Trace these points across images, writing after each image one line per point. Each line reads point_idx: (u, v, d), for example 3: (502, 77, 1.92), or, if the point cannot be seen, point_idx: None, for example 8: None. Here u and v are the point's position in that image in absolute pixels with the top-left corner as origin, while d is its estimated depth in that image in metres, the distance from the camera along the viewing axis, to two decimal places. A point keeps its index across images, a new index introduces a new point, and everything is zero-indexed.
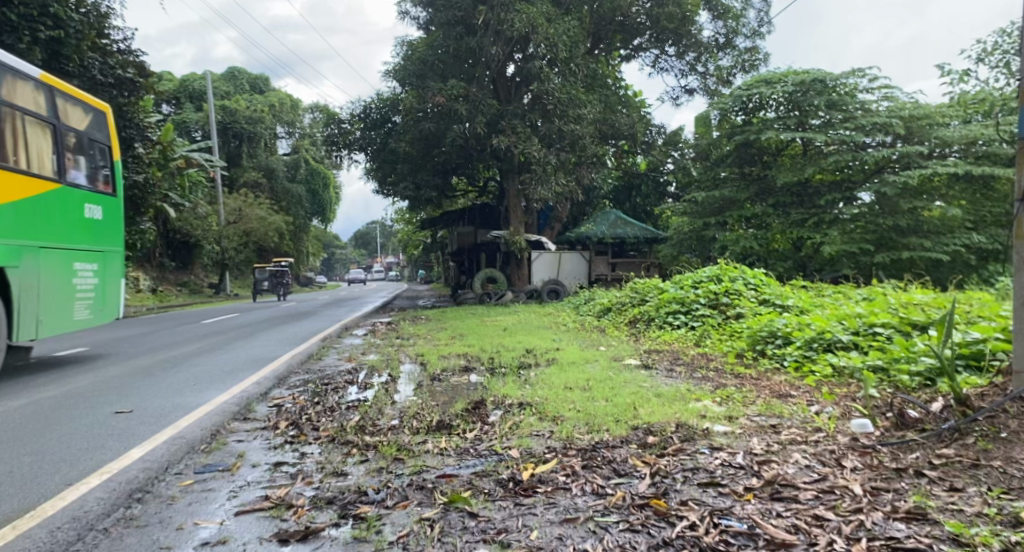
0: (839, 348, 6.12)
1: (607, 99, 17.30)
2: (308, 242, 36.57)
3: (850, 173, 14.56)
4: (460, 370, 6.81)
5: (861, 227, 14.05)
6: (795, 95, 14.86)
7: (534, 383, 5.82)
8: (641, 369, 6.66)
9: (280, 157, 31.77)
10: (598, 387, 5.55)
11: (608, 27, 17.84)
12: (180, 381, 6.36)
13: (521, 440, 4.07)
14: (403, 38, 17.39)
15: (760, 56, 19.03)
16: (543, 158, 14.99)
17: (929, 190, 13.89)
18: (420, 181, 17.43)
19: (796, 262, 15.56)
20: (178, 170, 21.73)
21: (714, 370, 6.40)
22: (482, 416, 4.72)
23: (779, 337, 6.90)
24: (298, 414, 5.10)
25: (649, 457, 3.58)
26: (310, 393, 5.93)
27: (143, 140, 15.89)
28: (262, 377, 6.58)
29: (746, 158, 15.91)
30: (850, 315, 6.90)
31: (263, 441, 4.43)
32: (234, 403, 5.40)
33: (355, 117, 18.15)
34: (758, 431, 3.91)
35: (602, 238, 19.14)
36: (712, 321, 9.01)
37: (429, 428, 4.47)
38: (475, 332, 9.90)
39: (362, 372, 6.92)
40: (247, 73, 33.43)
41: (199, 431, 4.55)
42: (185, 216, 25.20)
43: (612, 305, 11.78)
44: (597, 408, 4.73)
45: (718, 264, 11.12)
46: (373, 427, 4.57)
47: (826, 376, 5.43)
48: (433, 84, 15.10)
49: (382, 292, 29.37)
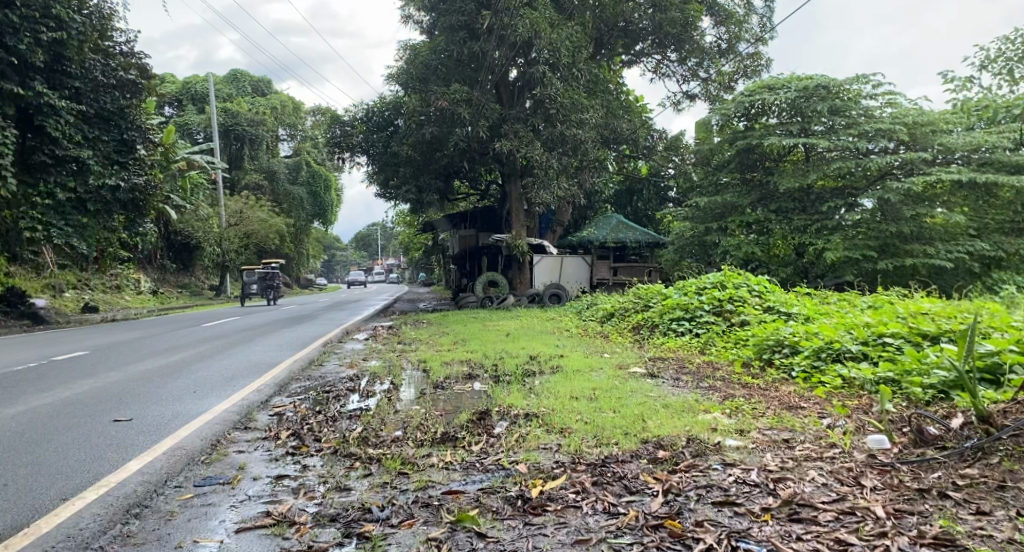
0: (849, 358, 6.03)
1: (609, 103, 17.24)
2: (308, 244, 36.43)
3: (853, 179, 14.48)
4: (464, 377, 6.71)
5: (863, 233, 13.94)
6: (797, 101, 14.78)
7: (539, 392, 5.73)
8: (646, 378, 6.56)
9: (280, 159, 31.72)
10: (604, 397, 5.45)
11: (610, 32, 17.79)
12: (179, 388, 6.26)
13: (529, 453, 3.99)
14: (406, 42, 17.33)
15: (763, 61, 18.94)
16: (545, 162, 14.90)
17: (931, 197, 13.75)
18: (422, 184, 17.37)
19: (798, 268, 15.39)
20: (179, 172, 21.62)
21: (721, 379, 6.30)
22: (488, 428, 4.63)
23: (786, 345, 6.80)
24: (300, 424, 5.00)
25: (662, 473, 3.50)
26: (311, 401, 5.82)
27: (145, 141, 15.41)
28: (262, 384, 6.47)
29: (748, 163, 15.86)
30: (858, 324, 6.81)
31: (265, 452, 4.34)
32: (234, 412, 5.30)
33: (358, 120, 18.06)
34: (772, 446, 3.82)
35: (603, 242, 19.05)
36: (717, 328, 8.92)
37: (434, 440, 4.38)
38: (477, 338, 9.80)
39: (364, 379, 6.83)
40: (249, 76, 33.38)
41: (199, 442, 4.45)
42: (186, 218, 25.08)
43: (615, 310, 11.68)
44: (604, 419, 4.64)
45: (721, 270, 11.03)
46: (376, 438, 4.48)
47: (837, 387, 5.34)
48: (436, 88, 15.04)
49: (382, 291, 33.22)
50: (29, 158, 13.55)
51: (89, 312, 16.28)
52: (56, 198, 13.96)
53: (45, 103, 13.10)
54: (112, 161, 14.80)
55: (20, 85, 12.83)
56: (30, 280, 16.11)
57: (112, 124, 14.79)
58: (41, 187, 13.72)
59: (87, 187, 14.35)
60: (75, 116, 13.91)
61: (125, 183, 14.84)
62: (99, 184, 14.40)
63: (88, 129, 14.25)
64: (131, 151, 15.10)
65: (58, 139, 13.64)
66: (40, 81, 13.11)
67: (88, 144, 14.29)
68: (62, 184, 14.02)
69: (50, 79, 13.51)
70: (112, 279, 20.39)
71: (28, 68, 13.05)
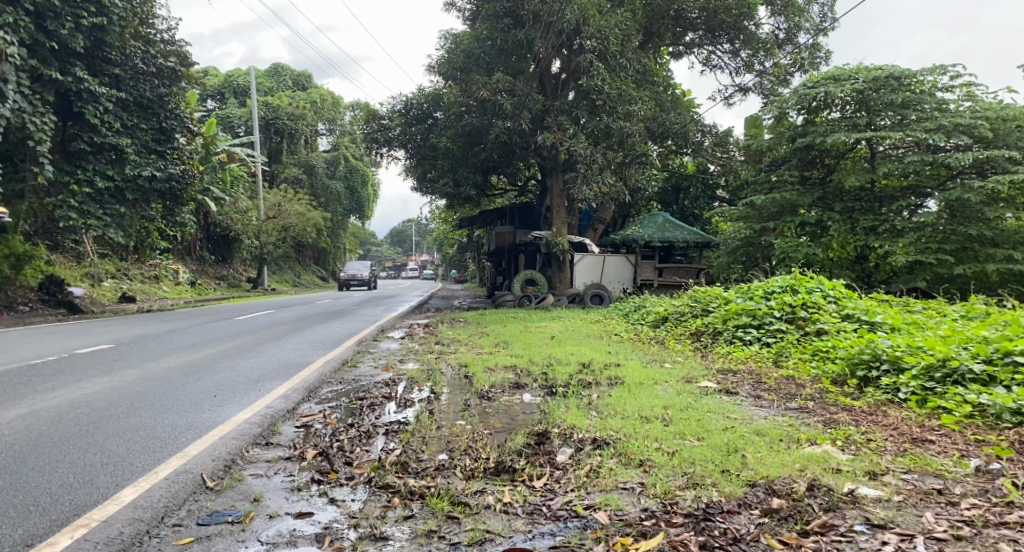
0: (971, 381, 5.11)
1: (657, 96, 16.40)
2: (344, 239, 35.89)
3: (921, 178, 13.25)
4: (511, 387, 5.93)
5: (927, 235, 12.75)
6: (865, 93, 13.49)
7: (602, 410, 4.94)
8: (720, 395, 5.72)
9: (319, 154, 31.53)
10: (682, 420, 4.60)
11: (660, 21, 16.69)
12: (199, 390, 5.64)
13: (606, 496, 3.23)
14: (449, 31, 16.56)
15: (822, 53, 17.75)
16: (589, 156, 14.05)
17: (1007, 199, 12.53)
18: (460, 178, 16.60)
19: (856, 274, 14.35)
20: (219, 164, 21.20)
21: (812, 399, 5.43)
22: (550, 456, 3.85)
23: (885, 361, 5.84)
24: (328, 440, 4.29)
25: (792, 535, 2.81)
26: (344, 411, 5.12)
27: (185, 131, 14.98)
28: (289, 389, 5.77)
29: (807, 160, 14.84)
30: (974, 338, 5.85)
31: (286, 477, 3.66)
32: (256, 422, 4.64)
33: (396, 112, 17.32)
34: (924, 499, 2.97)
35: (648, 240, 17.83)
36: (790, 337, 8.04)
37: (488, 471, 3.63)
38: (521, 340, 9.00)
39: (401, 385, 6.12)
40: (290, 69, 33.06)
41: (210, 462, 3.80)
42: (226, 210, 24.70)
43: (668, 314, 10.81)
44: (692, 450, 3.82)
45: (790, 273, 10.03)
46: (417, 465, 3.75)
47: (968, 417, 4.47)
48: (477, 77, 14.38)
49: (416, 292, 26.60)
50: (68, 144, 13.30)
51: (125, 301, 15.75)
52: (95, 186, 13.52)
53: (84, 89, 12.72)
54: (150, 151, 14.32)
55: (59, 71, 12.50)
56: (70, 270, 15.90)
57: (150, 113, 14.31)
58: (79, 174, 13.29)
59: (125, 175, 13.89)
60: (114, 103, 13.51)
61: (161, 173, 14.25)
62: (136, 173, 13.92)
63: (126, 117, 13.81)
64: (171, 140, 14.62)
65: (97, 126, 13.26)
66: (80, 67, 12.79)
67: (127, 132, 13.89)
68: (100, 171, 13.60)
69: (91, 66, 13.19)
70: (151, 269, 20.04)
71: (68, 54, 12.71)
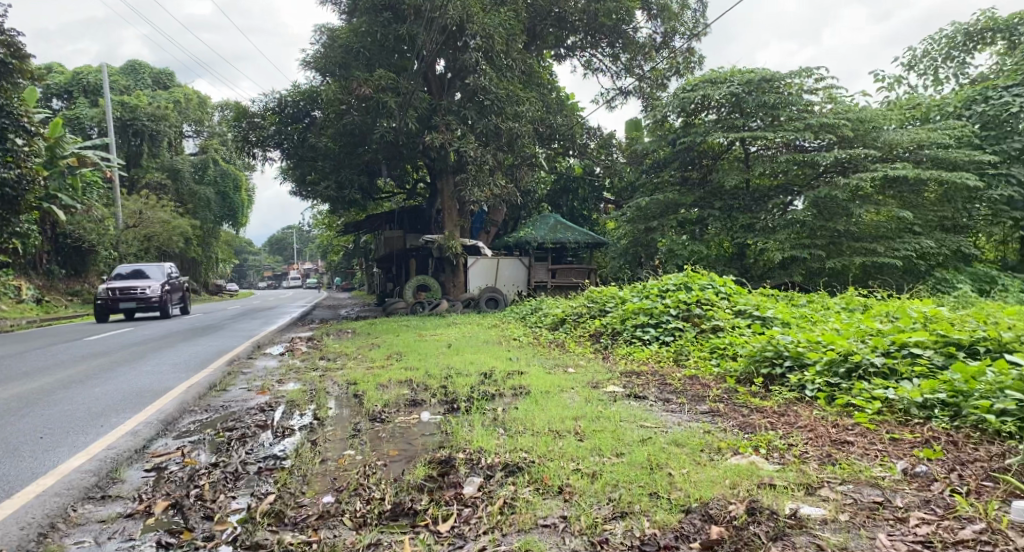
0: (873, 374, 5.12)
1: (544, 98, 16.20)
2: (215, 248, 33.25)
3: (789, 177, 13.89)
4: (406, 406, 5.34)
5: (797, 231, 13.22)
6: (739, 95, 13.81)
7: (508, 426, 4.45)
8: (628, 400, 5.40)
9: (184, 157, 29.04)
10: (596, 433, 4.19)
11: (542, 22, 16.59)
12: (19, 431, 4.62)
13: (529, 539, 2.81)
14: (323, 25, 15.52)
15: (696, 58, 18.27)
16: (479, 157, 13.60)
17: (866, 197, 13.28)
18: (343, 179, 15.61)
19: (740, 268, 14.73)
20: (67, 169, 18.81)
21: (721, 400, 5.23)
22: (457, 489, 3.33)
23: (787, 357, 5.76)
24: (186, 486, 3.54)
25: None
26: (208, 447, 4.33)
27: (20, 131, 13.08)
28: (139, 422, 4.87)
29: (689, 162, 15.14)
30: (868, 330, 5.91)
31: (125, 544, 2.92)
32: (89, 469, 3.78)
33: (269, 111, 15.95)
34: (873, 517, 2.86)
35: (541, 242, 17.70)
36: (688, 335, 7.95)
37: (386, 514, 3.07)
38: (415, 351, 8.39)
39: (278, 410, 5.35)
40: (147, 66, 30.27)
41: (21, 532, 3.01)
42: (76, 218, 21.60)
43: (567, 316, 10.53)
44: (615, 468, 3.44)
45: (683, 270, 10.04)
46: (296, 514, 3.11)
47: (878, 413, 4.41)
48: (357, 74, 13.57)
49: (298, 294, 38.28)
50: None
51: None
52: None
53: None
54: None
55: None
56: None
57: None
58: None
59: None
60: None
61: None
62: None
63: None
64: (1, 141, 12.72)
65: None
66: None
67: None
68: None
69: None
70: None
71: None
